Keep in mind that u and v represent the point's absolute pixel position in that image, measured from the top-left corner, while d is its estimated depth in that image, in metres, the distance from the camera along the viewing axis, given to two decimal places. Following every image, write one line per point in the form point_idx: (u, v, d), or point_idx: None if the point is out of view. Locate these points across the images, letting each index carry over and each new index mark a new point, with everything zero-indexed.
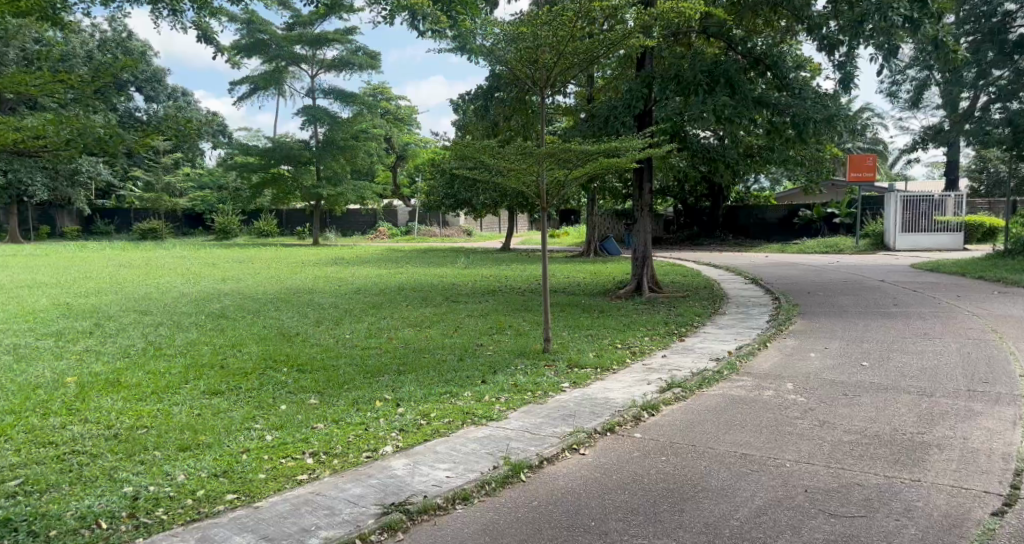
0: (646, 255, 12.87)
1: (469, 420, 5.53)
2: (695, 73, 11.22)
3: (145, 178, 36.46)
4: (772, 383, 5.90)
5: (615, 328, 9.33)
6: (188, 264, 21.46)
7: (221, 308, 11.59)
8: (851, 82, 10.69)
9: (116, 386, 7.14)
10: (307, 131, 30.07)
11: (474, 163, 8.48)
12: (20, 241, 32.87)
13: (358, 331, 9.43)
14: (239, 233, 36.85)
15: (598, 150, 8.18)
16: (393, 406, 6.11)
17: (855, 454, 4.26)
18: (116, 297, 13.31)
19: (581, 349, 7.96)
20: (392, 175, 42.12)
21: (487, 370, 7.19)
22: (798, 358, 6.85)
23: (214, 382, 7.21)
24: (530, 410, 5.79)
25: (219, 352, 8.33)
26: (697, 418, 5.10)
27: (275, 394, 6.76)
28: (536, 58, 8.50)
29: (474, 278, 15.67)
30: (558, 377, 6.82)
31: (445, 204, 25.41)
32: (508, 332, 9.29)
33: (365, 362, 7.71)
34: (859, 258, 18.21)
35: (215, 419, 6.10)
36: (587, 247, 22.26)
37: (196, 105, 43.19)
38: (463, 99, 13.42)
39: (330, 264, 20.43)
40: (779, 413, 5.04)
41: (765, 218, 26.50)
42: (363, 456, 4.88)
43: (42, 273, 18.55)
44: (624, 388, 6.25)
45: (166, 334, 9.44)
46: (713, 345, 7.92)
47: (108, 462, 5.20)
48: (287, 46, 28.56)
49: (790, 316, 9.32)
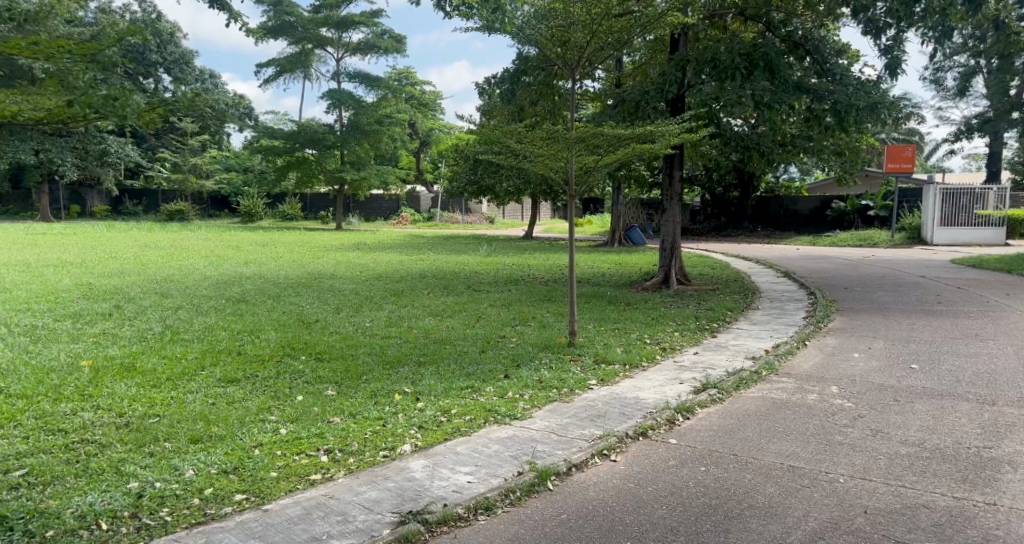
0: (675, 246, 12.49)
1: (492, 418, 5.25)
2: (732, 58, 10.79)
3: (172, 159, 36.58)
4: (815, 387, 5.59)
5: (643, 322, 9.00)
6: (211, 246, 21.38)
7: (241, 292, 11.40)
8: (897, 68, 10.23)
9: (132, 371, 6.96)
10: (332, 115, 29.94)
11: (500, 148, 8.17)
12: (50, 220, 33.18)
13: (378, 319, 9.20)
14: (264, 217, 36.91)
15: (633, 135, 7.80)
16: (413, 400, 5.86)
17: (917, 470, 3.92)
18: (138, 279, 13.19)
19: (608, 344, 7.65)
20: (416, 161, 41.96)
21: (510, 364, 6.92)
22: (841, 360, 6.48)
23: (230, 369, 7.01)
24: (556, 408, 5.51)
25: (237, 338, 8.12)
26: (737, 424, 4.78)
27: (292, 384, 6.54)
28: (567, 38, 8.19)
29: (496, 266, 15.38)
30: (585, 373, 6.52)
31: (469, 190, 25.11)
32: (532, 323, 8.99)
33: (384, 352, 7.47)
34: (895, 253, 17.67)
35: (230, 409, 5.88)
36: (612, 236, 21.91)
37: (223, 87, 43.24)
38: (489, 82, 13.11)
39: (353, 249, 20.24)
40: (825, 421, 4.71)
41: (796, 210, 25.91)
42: (379, 455, 4.62)
43: (67, 253, 18.54)
44: (655, 387, 5.94)
45: (183, 318, 9.26)
46: (747, 343, 7.57)
47: (117, 453, 4.99)
48: (312, 28, 28.33)
49: (828, 313, 8.93)
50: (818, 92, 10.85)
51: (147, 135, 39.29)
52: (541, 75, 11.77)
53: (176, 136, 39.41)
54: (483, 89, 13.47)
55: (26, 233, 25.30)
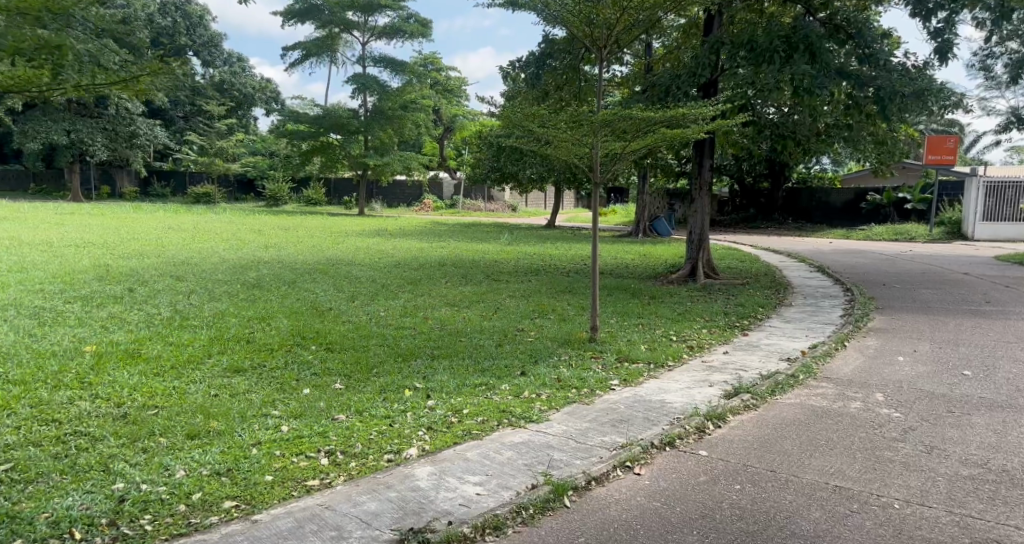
0: (703, 238, 12.02)
1: (505, 420, 4.90)
2: (770, 39, 10.42)
3: (199, 142, 36.50)
4: (858, 394, 5.20)
5: (669, 317, 8.58)
6: (235, 229, 21.22)
7: (257, 278, 11.13)
8: (948, 52, 9.97)
9: (136, 358, 6.66)
10: (357, 100, 29.66)
11: (522, 132, 7.77)
12: (80, 200, 33.31)
13: (393, 308, 8.86)
14: (288, 201, 36.84)
15: (663, 118, 7.36)
16: (423, 397, 5.51)
17: (983, 496, 3.51)
18: (157, 261, 12.98)
19: (631, 341, 7.28)
20: (439, 147, 41.70)
21: (527, 360, 6.56)
22: (885, 367, 6.05)
23: (238, 358, 6.71)
24: (575, 411, 5.14)
25: (246, 326, 7.82)
26: (775, 436, 4.39)
27: (300, 376, 6.23)
28: (596, 14, 7.78)
29: (517, 255, 15.01)
30: (606, 372, 6.15)
31: (492, 177, 24.71)
32: (551, 316, 8.62)
33: (396, 343, 7.14)
34: (933, 248, 17.02)
35: (232, 402, 5.56)
36: (637, 226, 21.43)
37: (251, 70, 43.13)
38: (514, 66, 12.70)
39: (373, 235, 19.94)
40: (871, 435, 4.31)
41: (829, 202, 25.24)
42: (384, 459, 4.28)
43: (90, 232, 18.43)
44: (682, 390, 5.55)
45: (195, 303, 8.97)
46: (782, 344, 7.15)
47: (109, 448, 4.67)
48: (339, 12, 28.00)
49: (866, 314, 8.47)
50: (859, 79, 10.39)
51: (176, 117, 39.31)
52: (569, 58, 11.36)
53: (203, 119, 39.39)
54: (507, 73, 13.07)
55: (52, 212, 25.29)
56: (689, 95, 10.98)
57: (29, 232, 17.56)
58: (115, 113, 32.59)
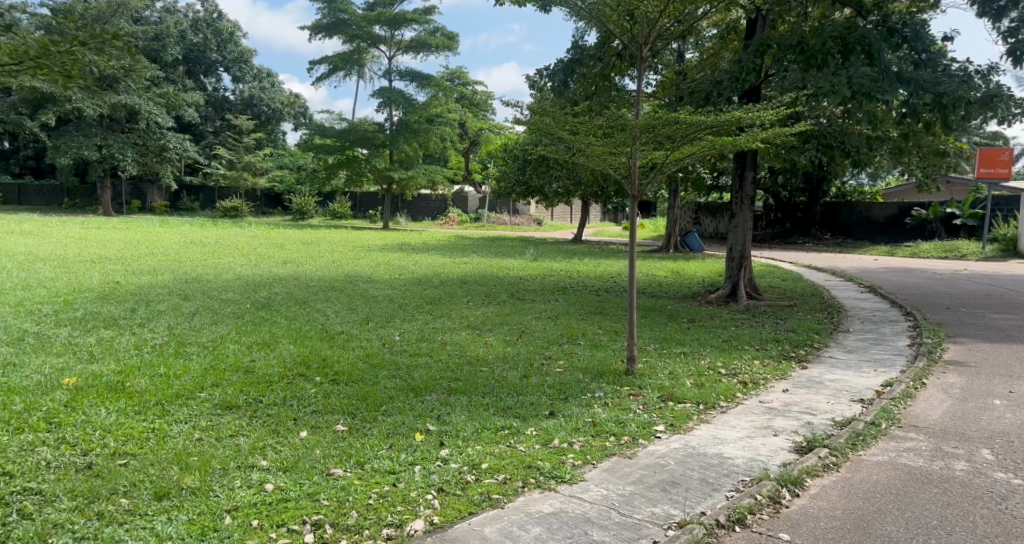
0: (745, 255, 11.06)
1: (532, 480, 4.05)
2: (823, 41, 9.66)
3: (226, 156, 36.10)
4: (962, 450, 4.52)
5: (713, 345, 7.69)
6: (259, 244, 20.50)
7: (269, 295, 10.35)
8: (1021, 53, 9.23)
9: (119, 393, 5.31)
10: (383, 114, 29.11)
11: (552, 139, 6.94)
12: (109, 213, 32.95)
13: (407, 332, 8.06)
14: (314, 215, 36.35)
15: (714, 123, 6.48)
16: (437, 444, 4.63)
17: None
18: (170, 277, 12.25)
19: (673, 374, 6.38)
20: (465, 161, 41.18)
21: (556, 396, 5.71)
22: (981, 417, 5.29)
23: (232, 392, 5.53)
24: (618, 463, 4.35)
25: (244, 351, 6.69)
26: (870, 514, 3.68)
27: (298, 415, 5.20)
28: (634, 6, 7.07)
29: (544, 272, 14.15)
30: (648, 415, 5.27)
31: (518, 191, 23.95)
32: (582, 342, 7.73)
33: (410, 375, 6.26)
34: (989, 267, 16.02)
35: (216, 447, 4.49)
36: (668, 240, 20.44)
37: (280, 85, 42.84)
38: (541, 74, 11.91)
39: (396, 250, 19.16)
40: (991, 517, 3.63)
41: (870, 217, 24.19)
42: (381, 538, 3.53)
43: (110, 247, 17.81)
44: (743, 441, 4.70)
45: (195, 324, 7.69)
46: (849, 382, 6.30)
47: (56, 514, 3.70)
48: (366, 26, 27.53)
49: (937, 348, 7.59)
50: (919, 83, 9.41)
51: (205, 132, 39.09)
52: (598, 65, 10.69)
53: (231, 133, 39.09)
54: (534, 81, 12.23)
55: (78, 226, 24.84)
56: (730, 101, 10.44)
57: (47, 247, 17.04)
58: (146, 127, 32.03)
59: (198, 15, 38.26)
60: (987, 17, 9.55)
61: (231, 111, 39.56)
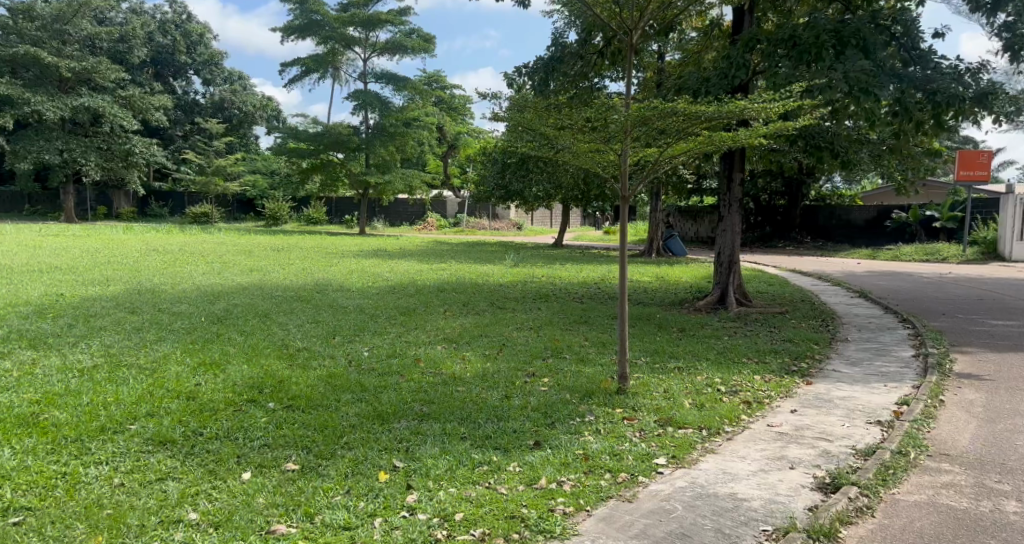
0: (734, 260, 10.48)
1: (515, 535, 3.49)
2: (816, 34, 9.12)
3: (197, 161, 34.94)
4: (1009, 486, 3.97)
5: (708, 358, 7.08)
6: (224, 251, 19.45)
7: (227, 308, 9.52)
8: (1017, 48, 8.66)
9: (31, 428, 4.56)
10: (358, 117, 28.26)
11: (534, 134, 6.28)
12: (72, 220, 31.62)
13: (376, 347, 7.35)
14: (288, 220, 35.29)
15: (715, 114, 5.86)
16: (403, 488, 3.93)
17: None
18: (125, 288, 11.39)
19: (668, 393, 5.75)
20: (443, 165, 40.43)
21: (541, 422, 5.05)
22: (1013, 443, 4.72)
23: (169, 423, 4.80)
24: (618, 508, 3.75)
25: (186, 374, 5.91)
26: None
27: (243, 450, 4.47)
28: None
29: (526, 278, 13.47)
30: (646, 444, 4.64)
31: (497, 195, 23.27)
32: (567, 357, 7.07)
33: (376, 398, 5.56)
34: (976, 269, 15.62)
35: (138, 494, 3.81)
36: (650, 244, 19.78)
37: (252, 88, 41.75)
38: (520, 72, 11.24)
39: (369, 256, 18.30)
40: None
41: (851, 220, 23.86)
42: None
43: (65, 257, 16.73)
44: (756, 476, 4.10)
45: (136, 343, 6.92)
46: (860, 401, 5.72)
47: None
48: (339, 27, 26.68)
49: (944, 360, 7.06)
50: (913, 79, 8.89)
51: (175, 136, 37.94)
52: (580, 63, 10.08)
53: (202, 137, 37.99)
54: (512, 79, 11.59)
55: (35, 234, 23.65)
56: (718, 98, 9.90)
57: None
58: (110, 129, 30.61)
59: (166, 17, 37.30)
60: (982, 12, 9.00)
61: (200, 115, 38.45)
